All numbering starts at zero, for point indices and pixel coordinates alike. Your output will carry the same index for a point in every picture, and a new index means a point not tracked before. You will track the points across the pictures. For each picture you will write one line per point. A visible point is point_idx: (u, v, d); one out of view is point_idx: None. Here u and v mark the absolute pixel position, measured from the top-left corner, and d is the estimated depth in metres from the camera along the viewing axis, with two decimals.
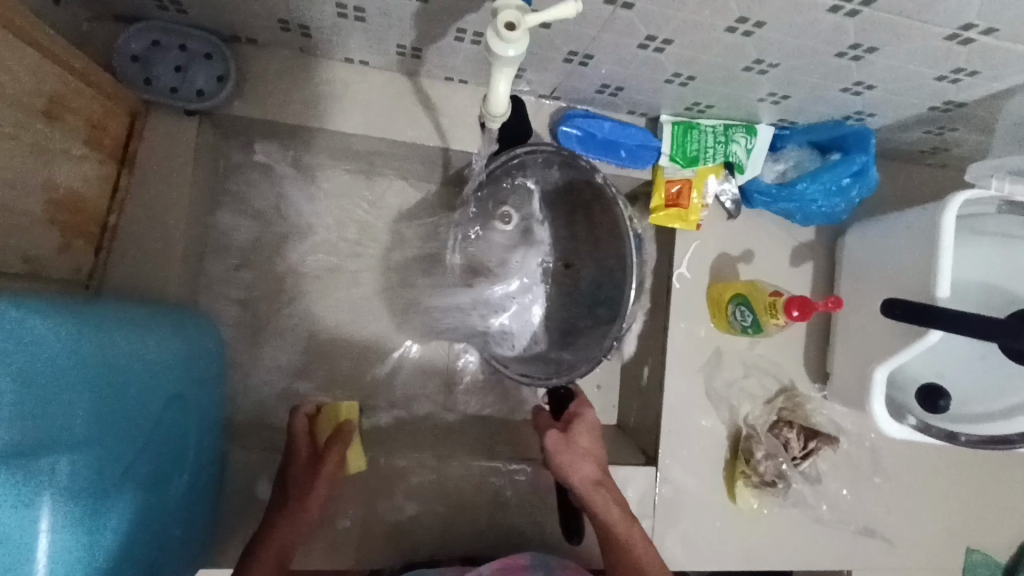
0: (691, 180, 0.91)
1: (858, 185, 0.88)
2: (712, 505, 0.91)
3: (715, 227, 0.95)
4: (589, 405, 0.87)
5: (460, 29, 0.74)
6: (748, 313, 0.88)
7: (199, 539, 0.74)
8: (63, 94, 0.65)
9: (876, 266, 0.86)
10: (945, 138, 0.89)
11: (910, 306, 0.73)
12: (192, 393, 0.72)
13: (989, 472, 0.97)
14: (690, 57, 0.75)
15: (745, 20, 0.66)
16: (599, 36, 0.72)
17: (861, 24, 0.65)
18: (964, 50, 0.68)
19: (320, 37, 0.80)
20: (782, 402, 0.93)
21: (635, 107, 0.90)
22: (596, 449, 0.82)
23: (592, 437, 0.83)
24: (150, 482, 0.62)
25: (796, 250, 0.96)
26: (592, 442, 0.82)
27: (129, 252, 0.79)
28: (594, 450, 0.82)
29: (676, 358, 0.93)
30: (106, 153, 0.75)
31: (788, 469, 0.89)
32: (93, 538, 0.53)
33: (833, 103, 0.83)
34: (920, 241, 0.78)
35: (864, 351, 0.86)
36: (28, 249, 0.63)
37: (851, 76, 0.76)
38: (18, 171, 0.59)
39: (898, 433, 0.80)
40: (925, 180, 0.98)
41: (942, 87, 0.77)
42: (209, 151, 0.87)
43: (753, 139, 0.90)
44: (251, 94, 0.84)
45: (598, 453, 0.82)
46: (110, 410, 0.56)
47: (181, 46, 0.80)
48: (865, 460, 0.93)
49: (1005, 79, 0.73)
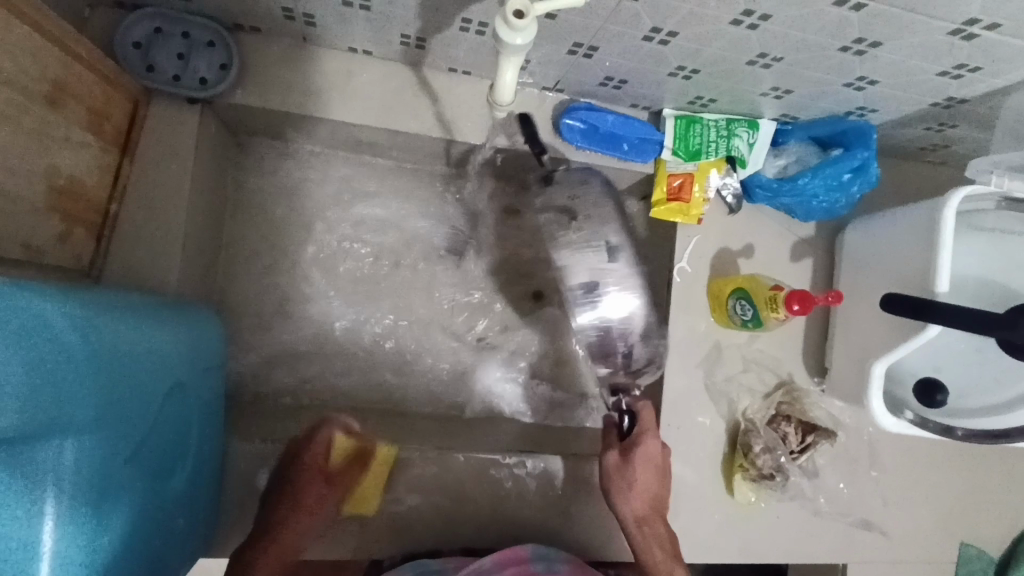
0: (693, 174, 0.91)
1: (859, 181, 0.89)
2: (710, 498, 0.91)
3: (716, 222, 0.96)
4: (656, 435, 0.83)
5: (465, 19, 0.74)
6: (748, 306, 0.89)
7: (201, 528, 0.74)
8: (64, 79, 0.64)
9: (876, 262, 0.87)
10: (945, 135, 0.89)
11: (909, 300, 0.75)
12: (193, 382, 0.71)
13: (984, 467, 0.98)
14: (694, 50, 0.75)
15: (750, 13, 0.66)
16: (605, 28, 0.72)
17: (866, 18, 0.65)
18: (967, 46, 0.68)
19: (323, 26, 0.80)
20: (780, 396, 0.93)
21: (638, 101, 0.90)
22: (653, 481, 0.82)
23: (650, 468, 0.82)
24: (153, 471, 0.62)
25: (795, 245, 0.97)
26: (651, 473, 0.82)
27: (129, 241, 0.78)
28: (651, 483, 0.82)
29: (676, 352, 0.93)
30: (108, 141, 0.74)
31: (786, 463, 0.90)
32: (97, 524, 0.53)
33: (835, 99, 0.84)
34: (920, 236, 0.79)
35: (862, 346, 0.87)
36: (28, 234, 0.62)
37: (854, 70, 0.76)
38: (17, 155, 0.59)
39: (895, 427, 0.81)
40: (925, 176, 0.99)
41: (943, 83, 0.77)
42: (210, 140, 0.86)
43: (754, 134, 0.90)
44: (253, 83, 0.84)
45: (652, 486, 0.82)
46: (114, 397, 0.56)
47: (184, 34, 0.80)
48: (862, 455, 0.94)
49: (1007, 76, 0.73)
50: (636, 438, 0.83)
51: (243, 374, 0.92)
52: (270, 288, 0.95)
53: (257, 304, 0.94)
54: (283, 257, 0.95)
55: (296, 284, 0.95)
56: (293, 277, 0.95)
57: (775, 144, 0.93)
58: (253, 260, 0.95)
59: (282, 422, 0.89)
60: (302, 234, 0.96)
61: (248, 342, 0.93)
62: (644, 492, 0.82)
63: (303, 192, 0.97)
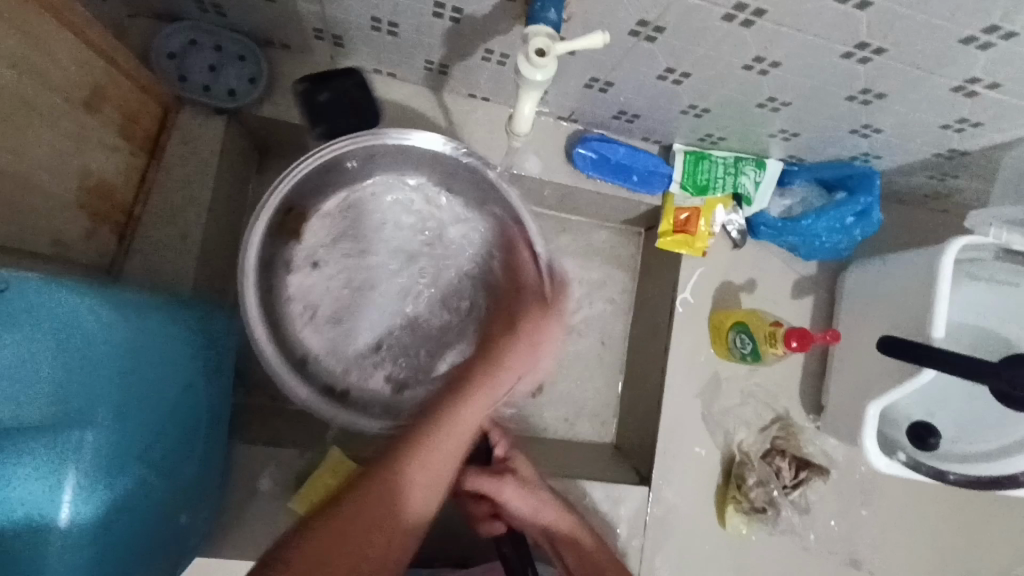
0: (699, 209, 0.93)
1: (861, 224, 0.91)
2: (702, 527, 0.92)
3: (721, 256, 0.98)
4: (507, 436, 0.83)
5: (488, 50, 0.77)
6: (748, 340, 0.91)
7: (201, 524, 0.75)
8: (104, 85, 0.68)
9: (876, 306, 0.89)
10: (947, 185, 0.92)
11: (905, 342, 0.76)
12: (205, 382, 0.73)
13: (975, 513, 0.98)
14: (706, 90, 0.78)
15: (761, 59, 0.69)
16: (621, 65, 0.75)
17: (872, 70, 0.68)
18: (970, 102, 0.71)
19: (352, 47, 0.83)
20: (776, 431, 0.95)
21: (649, 134, 0.93)
22: (535, 497, 0.78)
23: (528, 488, 0.79)
24: (165, 467, 0.63)
25: (797, 282, 0.99)
26: (534, 492, 0.79)
27: (150, 243, 0.81)
28: (538, 499, 0.78)
29: (675, 380, 0.95)
30: (137, 145, 0.77)
31: (778, 497, 0.91)
32: (110, 515, 0.55)
33: (841, 143, 0.86)
34: (918, 282, 0.81)
35: (859, 385, 0.88)
36: (58, 231, 0.65)
37: (860, 118, 0.78)
38: (51, 153, 0.62)
39: (887, 468, 0.81)
40: (926, 223, 1.01)
41: (946, 135, 0.79)
42: (234, 148, 0.89)
43: (761, 173, 0.93)
44: (279, 97, 0.87)
45: (539, 504, 0.78)
46: (133, 387, 0.59)
47: (216, 47, 0.83)
48: (854, 493, 0.95)
49: (1007, 131, 0.76)
50: (496, 472, 0.79)
51: (251, 377, 0.95)
52: None
53: None
54: None
55: None
56: None
57: (781, 184, 0.96)
58: None
59: (285, 426, 0.91)
60: None
61: (258, 345, 0.96)
62: (540, 513, 0.78)
63: None
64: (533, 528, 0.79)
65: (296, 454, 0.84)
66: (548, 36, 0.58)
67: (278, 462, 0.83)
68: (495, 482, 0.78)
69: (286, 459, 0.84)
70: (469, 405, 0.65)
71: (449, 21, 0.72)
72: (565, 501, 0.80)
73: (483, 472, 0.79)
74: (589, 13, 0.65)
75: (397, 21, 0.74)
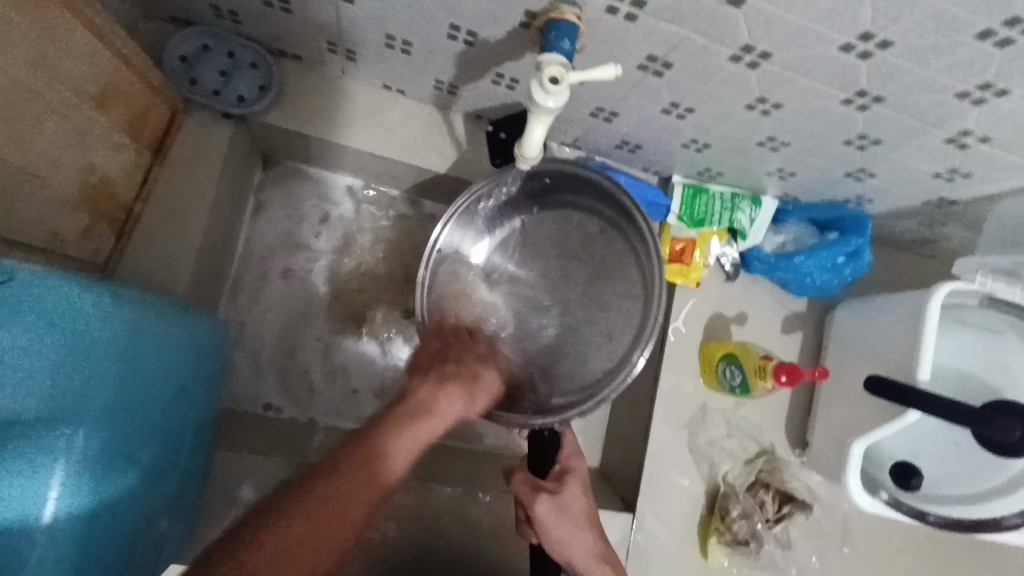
0: (695, 241, 0.95)
1: (852, 265, 0.93)
2: (683, 556, 0.92)
3: (714, 288, 0.99)
4: (580, 456, 0.78)
5: (499, 74, 0.79)
6: (738, 372, 0.94)
7: (180, 528, 0.73)
8: (115, 84, 0.67)
9: (862, 346, 0.90)
10: (936, 232, 0.94)
11: (895, 385, 0.76)
12: (195, 390, 0.73)
13: (952, 558, 0.99)
14: (708, 126, 0.79)
15: (763, 100, 0.71)
16: (626, 97, 0.77)
17: (870, 117, 0.70)
18: (960, 154, 0.74)
19: (363, 62, 0.84)
20: (761, 464, 0.95)
21: (649, 165, 0.95)
22: (569, 525, 0.73)
23: (563, 515, 0.73)
24: (150, 472, 0.63)
25: (787, 318, 1.01)
26: (564, 519, 0.73)
27: (146, 240, 0.79)
28: (570, 530, 0.73)
29: (664, 407, 0.95)
30: (143, 143, 0.76)
31: (762, 530, 0.90)
32: (89, 518, 0.54)
33: (836, 186, 0.89)
34: (905, 325, 0.82)
35: (845, 425, 0.89)
36: (58, 226, 0.65)
37: (856, 162, 0.81)
38: (55, 147, 0.62)
39: (869, 506, 0.82)
40: (913, 267, 1.03)
41: (938, 184, 0.82)
42: (238, 152, 0.89)
43: (757, 210, 0.95)
44: (286, 106, 0.87)
45: (573, 535, 0.73)
46: (128, 390, 0.58)
47: (228, 54, 0.83)
48: (835, 530, 0.96)
49: (996, 184, 0.78)
50: (534, 486, 0.73)
51: (238, 381, 0.94)
52: (276, 301, 0.98)
53: (263, 315, 0.97)
54: (296, 274, 0.99)
55: (304, 302, 0.99)
56: (300, 295, 0.99)
57: (776, 221, 0.98)
58: (268, 270, 0.99)
59: (270, 432, 0.90)
60: (318, 255, 1.01)
61: (250, 352, 0.96)
62: (566, 545, 0.73)
63: (323, 216, 1.02)
64: (559, 556, 0.73)
65: (280, 464, 0.83)
66: (561, 65, 0.59)
67: (260, 471, 0.82)
68: (528, 494, 0.73)
69: (272, 468, 0.83)
70: (445, 398, 0.63)
71: (463, 44, 0.73)
72: (604, 552, 0.74)
73: (529, 479, 0.74)
74: (599, 45, 0.67)
75: (411, 41, 0.76)
